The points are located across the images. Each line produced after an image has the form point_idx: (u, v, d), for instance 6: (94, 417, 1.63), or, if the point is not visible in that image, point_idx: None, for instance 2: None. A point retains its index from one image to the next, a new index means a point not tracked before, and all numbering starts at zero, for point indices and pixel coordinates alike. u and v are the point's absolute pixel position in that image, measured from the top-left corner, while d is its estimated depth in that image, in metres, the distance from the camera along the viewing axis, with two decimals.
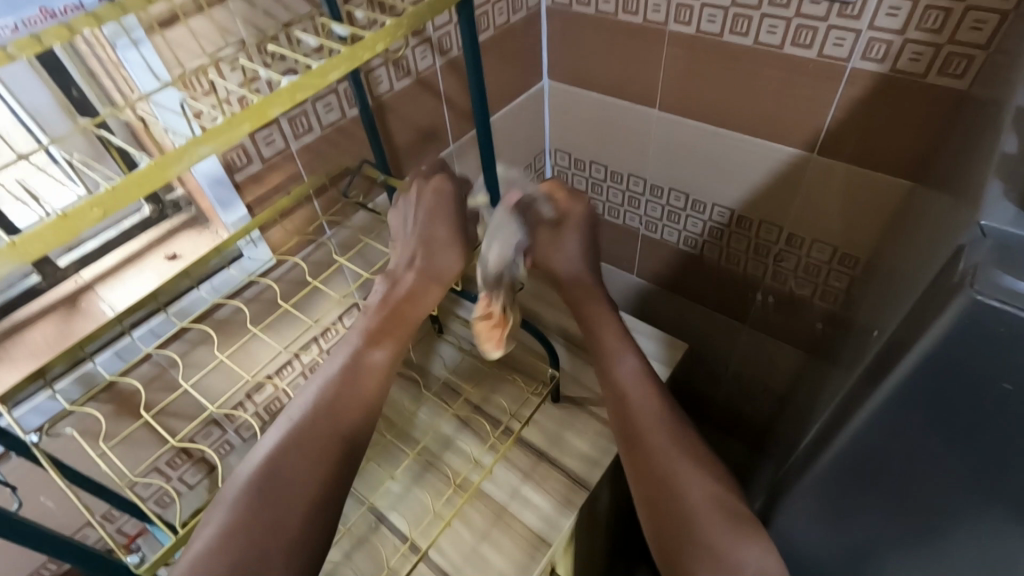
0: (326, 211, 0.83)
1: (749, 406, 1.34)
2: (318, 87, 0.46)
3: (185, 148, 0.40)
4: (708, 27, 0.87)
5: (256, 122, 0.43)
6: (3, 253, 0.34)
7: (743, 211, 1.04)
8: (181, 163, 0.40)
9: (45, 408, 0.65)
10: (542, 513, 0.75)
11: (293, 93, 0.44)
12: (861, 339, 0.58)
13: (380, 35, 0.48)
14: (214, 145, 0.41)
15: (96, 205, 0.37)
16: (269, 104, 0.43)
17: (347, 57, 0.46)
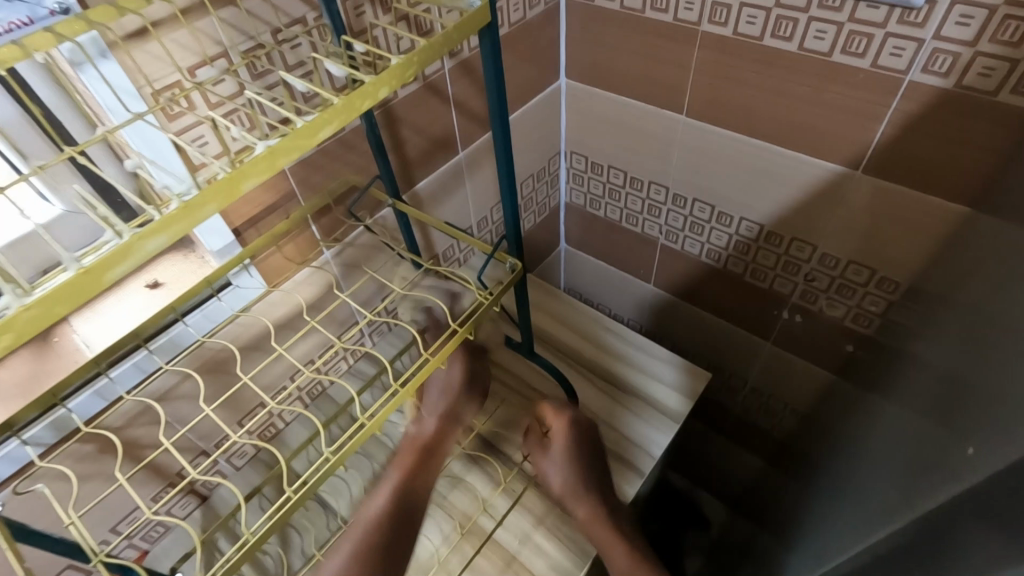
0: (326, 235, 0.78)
1: (766, 423, 1.28)
2: (304, 148, 0.40)
3: (134, 240, 0.34)
4: (747, 29, 0.78)
5: (224, 200, 0.37)
6: None
7: (774, 228, 0.96)
8: (130, 258, 0.34)
9: (14, 456, 0.59)
10: (555, 563, 0.71)
11: (270, 158, 0.38)
12: (930, 408, 0.50)
13: (383, 78, 0.42)
14: (168, 235, 0.36)
15: (12, 327, 0.31)
16: (240, 179, 0.37)
17: (340, 110, 0.41)
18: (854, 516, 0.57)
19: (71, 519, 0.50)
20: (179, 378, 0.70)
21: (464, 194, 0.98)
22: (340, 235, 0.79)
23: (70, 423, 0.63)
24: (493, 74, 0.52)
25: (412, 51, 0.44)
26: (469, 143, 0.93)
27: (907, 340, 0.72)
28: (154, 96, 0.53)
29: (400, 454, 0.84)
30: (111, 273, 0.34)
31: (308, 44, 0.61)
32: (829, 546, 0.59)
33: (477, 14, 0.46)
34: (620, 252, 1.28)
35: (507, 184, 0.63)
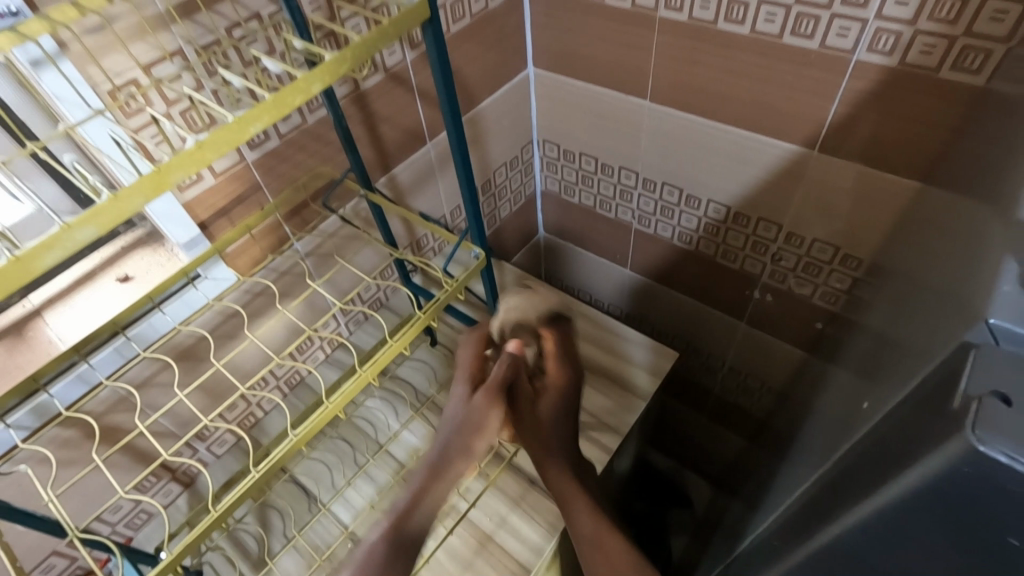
0: (296, 225, 0.79)
1: (745, 401, 1.30)
2: (236, 142, 0.41)
3: (65, 230, 0.36)
4: (701, 13, 0.80)
5: (152, 192, 0.39)
6: None
7: (739, 209, 0.98)
8: (61, 245, 0.36)
9: None
10: (526, 537, 0.74)
11: (197, 154, 0.40)
12: (863, 365, 0.52)
13: (315, 73, 0.43)
14: (97, 226, 0.38)
15: None
16: (168, 172, 0.39)
17: (271, 105, 0.42)
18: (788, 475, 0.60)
19: (50, 499, 0.52)
20: (155, 369, 0.73)
21: (435, 185, 1.00)
22: (316, 225, 0.81)
23: (50, 409, 0.65)
24: (437, 61, 0.53)
25: (348, 46, 0.45)
26: (437, 133, 0.95)
27: (863, 312, 0.74)
28: (112, 93, 0.55)
29: (379, 441, 0.86)
30: (41, 260, 0.36)
31: (264, 39, 0.63)
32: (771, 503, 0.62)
33: (413, 10, 0.47)
34: (596, 237, 1.30)
35: (465, 172, 0.64)
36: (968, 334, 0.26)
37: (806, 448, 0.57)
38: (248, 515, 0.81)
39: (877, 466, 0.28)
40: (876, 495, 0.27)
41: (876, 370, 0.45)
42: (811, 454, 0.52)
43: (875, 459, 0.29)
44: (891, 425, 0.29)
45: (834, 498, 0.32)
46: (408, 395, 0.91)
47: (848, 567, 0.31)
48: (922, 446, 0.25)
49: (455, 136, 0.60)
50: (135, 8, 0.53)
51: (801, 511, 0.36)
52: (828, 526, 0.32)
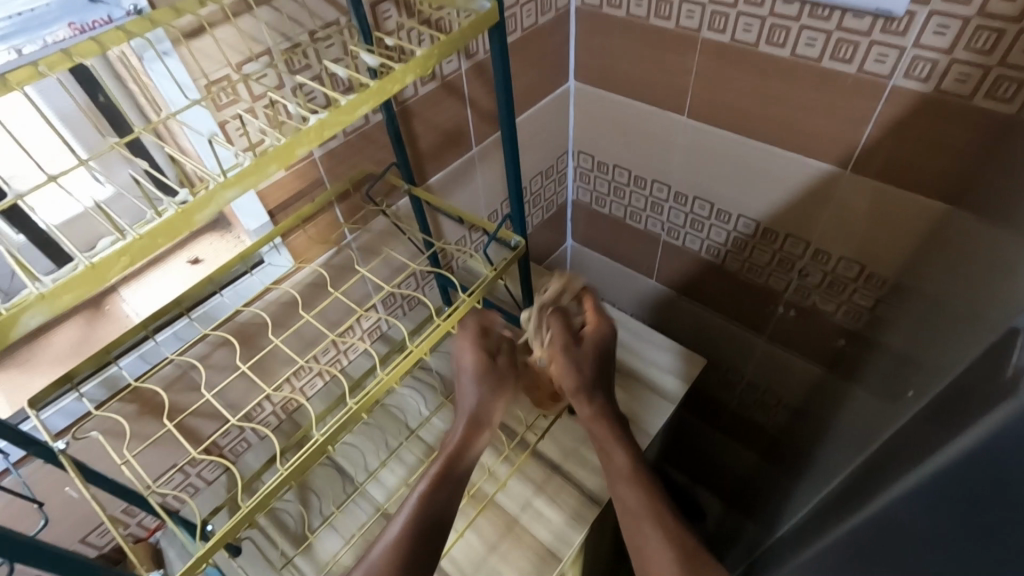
0: (347, 217, 0.82)
1: (761, 415, 1.32)
2: (345, 123, 0.45)
3: (215, 191, 0.40)
4: (743, 36, 0.84)
5: (284, 164, 0.43)
6: (34, 304, 0.35)
7: (769, 224, 1.01)
8: (213, 205, 0.40)
9: (70, 409, 0.64)
10: (553, 526, 0.76)
11: (319, 130, 0.44)
12: (892, 370, 0.55)
13: (410, 66, 0.47)
14: (241, 187, 0.41)
15: (125, 253, 0.37)
16: (295, 145, 0.43)
17: (374, 92, 0.46)
18: (816, 475, 0.62)
19: (127, 460, 0.56)
20: (212, 346, 0.75)
21: (476, 189, 1.04)
22: (362, 218, 0.84)
23: (120, 382, 0.68)
24: (500, 70, 0.57)
25: (436, 42, 0.49)
26: (482, 140, 0.99)
27: (887, 327, 0.77)
28: (207, 87, 0.59)
29: (409, 425, 0.89)
30: (199, 214, 0.40)
31: (338, 44, 0.67)
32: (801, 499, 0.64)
33: (487, 15, 0.51)
34: (623, 248, 1.33)
35: (514, 167, 0.68)
36: (1019, 316, 0.29)
37: (833, 453, 0.59)
38: (290, 495, 0.83)
39: (931, 432, 0.31)
40: (936, 453, 0.30)
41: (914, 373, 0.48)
42: (840, 455, 0.54)
43: (928, 433, 0.32)
44: (942, 402, 0.32)
45: (888, 471, 0.35)
46: (438, 385, 0.94)
47: (896, 537, 0.34)
48: (977, 412, 0.28)
49: (508, 130, 0.63)
50: (233, 9, 0.58)
51: (852, 493, 0.38)
52: (880, 493, 0.34)
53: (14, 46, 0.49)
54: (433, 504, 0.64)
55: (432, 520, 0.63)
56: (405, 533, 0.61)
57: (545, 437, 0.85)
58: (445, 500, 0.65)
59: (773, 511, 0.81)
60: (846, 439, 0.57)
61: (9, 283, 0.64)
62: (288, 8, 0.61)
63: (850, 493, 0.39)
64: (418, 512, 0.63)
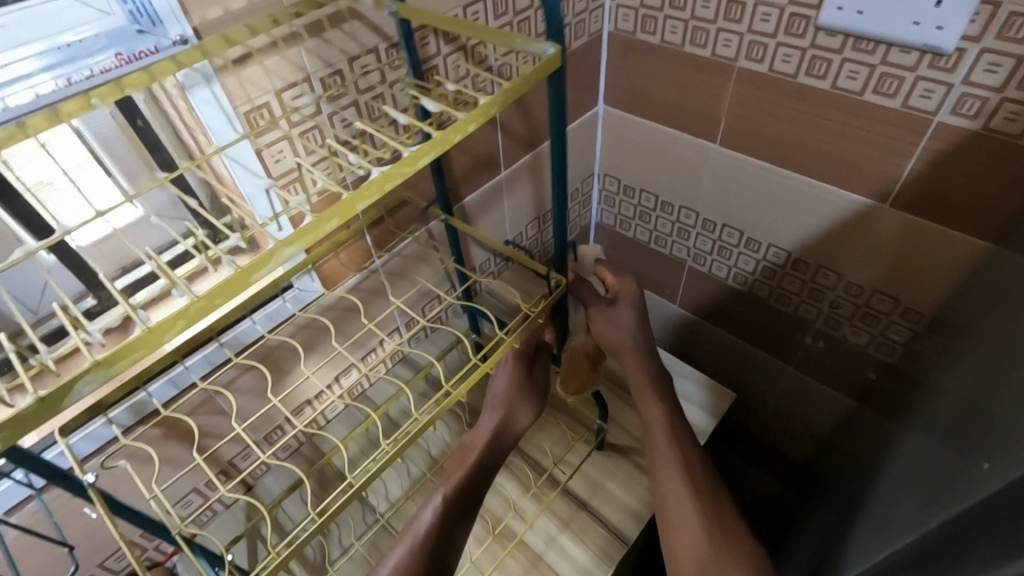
0: (379, 243, 0.81)
1: (786, 444, 1.30)
2: (406, 175, 0.44)
3: (275, 249, 0.39)
4: (782, 67, 0.83)
5: (342, 218, 0.42)
6: (89, 373, 0.34)
7: (800, 254, 0.99)
8: (271, 264, 0.39)
9: (97, 434, 0.63)
10: (581, 566, 0.74)
11: (380, 184, 0.42)
12: (963, 432, 0.52)
13: (471, 115, 0.46)
14: (301, 243, 0.40)
15: (183, 316, 0.36)
16: (355, 201, 0.42)
17: (437, 142, 0.44)
18: (874, 532, 0.61)
19: (154, 493, 0.54)
20: (239, 372, 0.73)
21: (503, 211, 1.02)
22: (393, 245, 0.83)
23: (147, 407, 0.66)
24: (558, 113, 0.56)
25: (498, 90, 0.47)
26: (511, 163, 0.98)
27: (931, 369, 0.75)
28: (248, 115, 0.59)
29: (432, 454, 0.88)
30: (255, 276, 0.38)
31: (378, 73, 0.67)
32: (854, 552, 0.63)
33: (551, 59, 0.50)
34: (647, 272, 1.31)
35: (559, 205, 0.66)
36: None
37: (897, 510, 0.57)
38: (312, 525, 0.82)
39: None
40: None
41: (988, 441, 0.45)
42: (909, 511, 0.53)
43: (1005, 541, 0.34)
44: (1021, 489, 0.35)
45: None
46: (463, 412, 0.92)
47: None
48: None
49: (556, 164, 0.61)
50: (278, 38, 0.57)
51: None
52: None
53: (62, 75, 0.49)
54: (455, 512, 0.65)
55: (449, 530, 0.64)
56: (421, 544, 0.61)
57: (574, 472, 0.83)
58: (468, 508, 0.66)
59: (820, 558, 0.78)
60: (910, 503, 0.55)
61: (39, 301, 0.63)
62: (332, 37, 0.61)
63: (928, 568, 0.41)
64: (436, 523, 0.63)
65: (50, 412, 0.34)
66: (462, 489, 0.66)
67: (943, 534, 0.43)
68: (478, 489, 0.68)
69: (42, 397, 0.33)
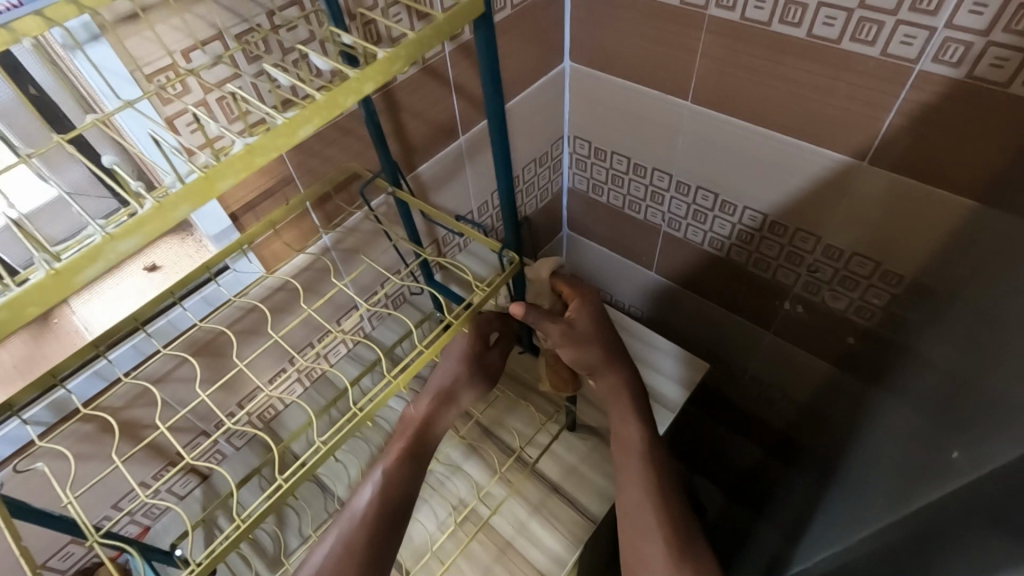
0: (325, 219, 0.75)
1: (768, 410, 1.29)
2: (287, 144, 0.40)
3: (108, 242, 0.35)
4: (754, 14, 0.76)
5: (197, 203, 0.38)
6: None
7: (778, 217, 0.95)
8: (100, 259, 0.35)
9: (14, 435, 0.58)
10: (548, 548, 0.72)
11: (247, 159, 0.38)
12: (942, 414, 0.49)
13: (368, 73, 0.41)
14: (142, 234, 0.36)
15: None
16: (216, 180, 0.37)
17: (320, 107, 0.40)
18: (846, 516, 0.58)
19: (69, 500, 0.48)
20: (175, 362, 0.68)
21: (464, 181, 0.96)
22: (342, 220, 0.77)
23: (69, 405, 0.61)
24: (487, 65, 0.51)
25: (401, 44, 0.42)
26: (470, 129, 0.91)
27: (912, 335, 0.72)
28: (149, 79, 0.52)
29: None
30: (81, 275, 0.35)
31: (305, 28, 0.60)
32: (824, 539, 0.61)
33: (472, 2, 0.44)
34: (623, 238, 1.27)
35: (502, 171, 0.61)
36: None
37: (867, 497, 0.55)
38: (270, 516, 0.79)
39: None
40: None
41: (971, 420, 0.42)
42: (879, 502, 0.51)
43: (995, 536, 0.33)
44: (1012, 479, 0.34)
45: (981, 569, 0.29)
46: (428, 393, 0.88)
47: None
48: None
49: (494, 125, 0.56)
50: None
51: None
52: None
53: None
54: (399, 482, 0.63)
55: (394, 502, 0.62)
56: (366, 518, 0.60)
57: (544, 454, 0.80)
58: (412, 477, 0.64)
59: (799, 532, 0.76)
60: (884, 485, 0.52)
61: None
62: None
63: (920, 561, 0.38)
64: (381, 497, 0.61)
65: None
66: (405, 459, 0.64)
67: (923, 525, 0.42)
68: (423, 459, 0.66)
69: None
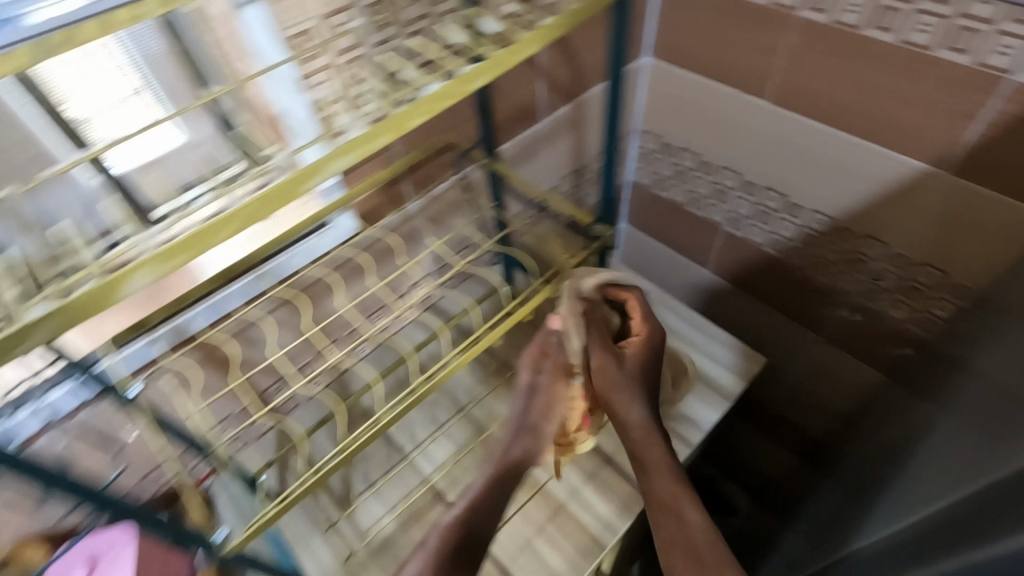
0: (415, 186, 0.80)
1: (809, 417, 1.29)
2: (459, 93, 0.51)
3: (324, 162, 0.46)
4: (846, 18, 0.78)
5: (392, 134, 0.49)
6: (151, 263, 0.41)
7: (846, 222, 0.96)
8: (319, 174, 0.46)
9: (139, 354, 0.65)
10: (601, 516, 0.76)
11: (437, 99, 0.49)
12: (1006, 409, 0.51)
13: (533, 38, 0.52)
14: (352, 155, 0.47)
15: (235, 216, 0.43)
16: (407, 118, 0.49)
17: (491, 66, 0.51)
18: (899, 504, 0.61)
19: None
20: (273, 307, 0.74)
21: (539, 164, 1.00)
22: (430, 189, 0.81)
23: (186, 331, 0.67)
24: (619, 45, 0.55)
25: (555, 21, 0.53)
26: (551, 113, 0.95)
27: (976, 343, 0.73)
28: None
29: (459, 402, 0.88)
30: (309, 182, 0.45)
31: None
32: (873, 523, 0.64)
33: None
34: (681, 234, 1.28)
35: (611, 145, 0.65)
36: None
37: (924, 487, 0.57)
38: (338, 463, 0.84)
39: None
40: None
41: None
42: (921, 497, 0.56)
43: None
44: None
45: None
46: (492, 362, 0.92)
47: None
48: None
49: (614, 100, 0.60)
50: None
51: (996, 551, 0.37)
52: None
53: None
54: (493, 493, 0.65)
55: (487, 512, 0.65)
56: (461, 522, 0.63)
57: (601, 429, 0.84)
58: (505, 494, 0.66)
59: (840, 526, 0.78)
60: (940, 473, 0.55)
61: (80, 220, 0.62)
62: None
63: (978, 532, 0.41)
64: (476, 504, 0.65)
65: (104, 300, 0.40)
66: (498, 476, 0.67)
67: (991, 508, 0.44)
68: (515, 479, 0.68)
69: (102, 283, 0.40)
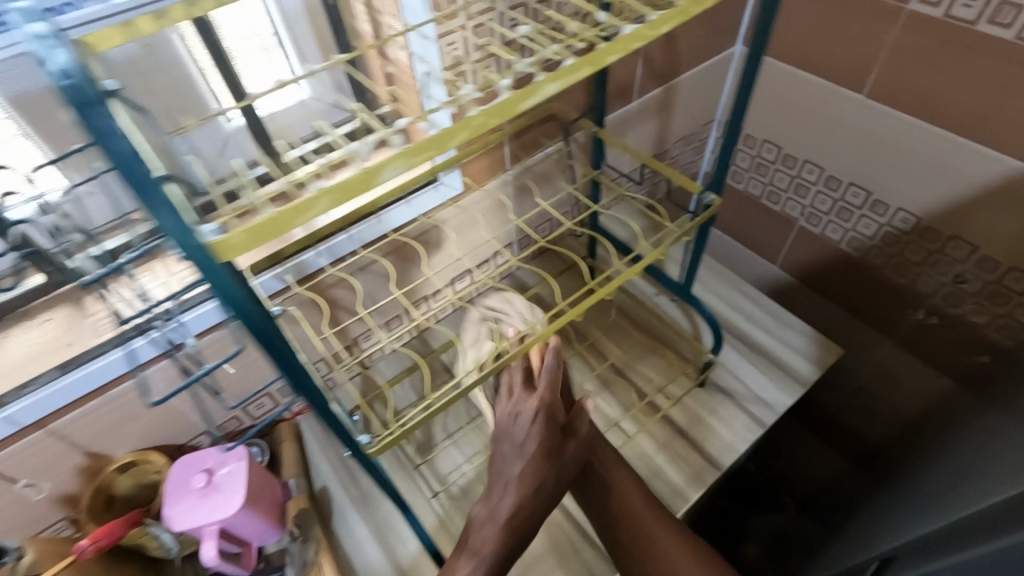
0: (517, 152, 0.83)
1: (868, 422, 1.28)
2: (650, 36, 0.49)
3: (541, 84, 0.44)
4: (960, 12, 0.77)
5: (591, 68, 0.46)
6: (397, 158, 0.39)
7: (933, 221, 0.95)
8: (533, 96, 0.44)
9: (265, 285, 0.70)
10: (674, 484, 0.78)
11: (632, 39, 0.48)
12: None
13: None
14: (561, 82, 0.45)
15: (466, 127, 0.42)
16: (605, 52, 0.46)
17: (680, 12, 0.50)
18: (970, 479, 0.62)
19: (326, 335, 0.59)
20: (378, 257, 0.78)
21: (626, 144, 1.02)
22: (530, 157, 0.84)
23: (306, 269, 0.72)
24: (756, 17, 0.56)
25: None
26: (645, 94, 0.97)
27: None
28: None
29: None
30: (524, 103, 0.44)
31: None
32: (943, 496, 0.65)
33: None
34: (752, 227, 1.28)
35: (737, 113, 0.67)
36: None
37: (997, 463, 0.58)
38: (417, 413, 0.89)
39: None
40: None
41: None
42: (934, 513, 0.60)
43: None
44: None
45: None
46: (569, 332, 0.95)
47: None
48: None
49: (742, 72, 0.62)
50: None
51: None
52: None
53: None
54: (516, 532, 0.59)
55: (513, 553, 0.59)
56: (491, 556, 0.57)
57: (675, 403, 0.86)
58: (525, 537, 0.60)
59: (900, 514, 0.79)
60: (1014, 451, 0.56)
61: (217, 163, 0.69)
62: None
63: None
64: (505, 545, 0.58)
65: (364, 183, 0.39)
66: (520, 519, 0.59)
67: None
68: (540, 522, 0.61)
69: (364, 169, 0.39)
